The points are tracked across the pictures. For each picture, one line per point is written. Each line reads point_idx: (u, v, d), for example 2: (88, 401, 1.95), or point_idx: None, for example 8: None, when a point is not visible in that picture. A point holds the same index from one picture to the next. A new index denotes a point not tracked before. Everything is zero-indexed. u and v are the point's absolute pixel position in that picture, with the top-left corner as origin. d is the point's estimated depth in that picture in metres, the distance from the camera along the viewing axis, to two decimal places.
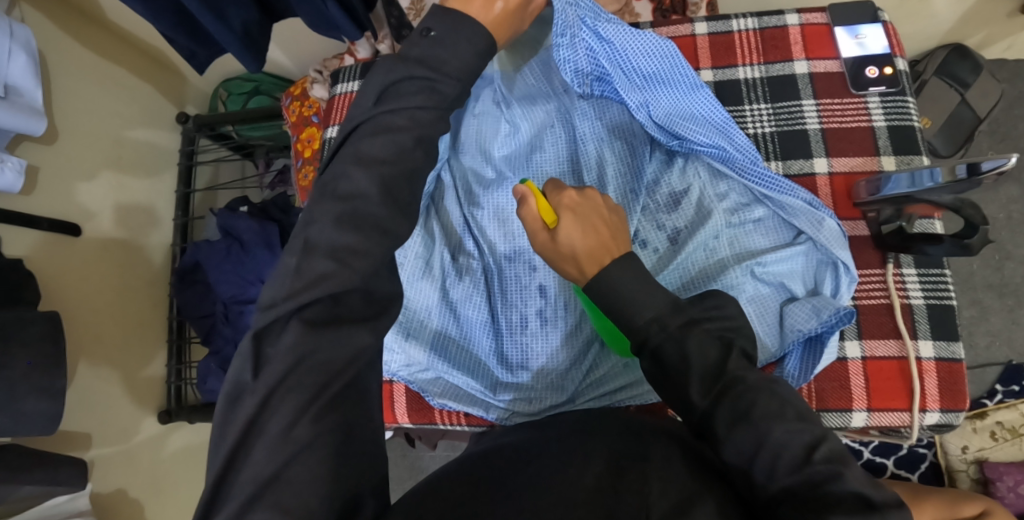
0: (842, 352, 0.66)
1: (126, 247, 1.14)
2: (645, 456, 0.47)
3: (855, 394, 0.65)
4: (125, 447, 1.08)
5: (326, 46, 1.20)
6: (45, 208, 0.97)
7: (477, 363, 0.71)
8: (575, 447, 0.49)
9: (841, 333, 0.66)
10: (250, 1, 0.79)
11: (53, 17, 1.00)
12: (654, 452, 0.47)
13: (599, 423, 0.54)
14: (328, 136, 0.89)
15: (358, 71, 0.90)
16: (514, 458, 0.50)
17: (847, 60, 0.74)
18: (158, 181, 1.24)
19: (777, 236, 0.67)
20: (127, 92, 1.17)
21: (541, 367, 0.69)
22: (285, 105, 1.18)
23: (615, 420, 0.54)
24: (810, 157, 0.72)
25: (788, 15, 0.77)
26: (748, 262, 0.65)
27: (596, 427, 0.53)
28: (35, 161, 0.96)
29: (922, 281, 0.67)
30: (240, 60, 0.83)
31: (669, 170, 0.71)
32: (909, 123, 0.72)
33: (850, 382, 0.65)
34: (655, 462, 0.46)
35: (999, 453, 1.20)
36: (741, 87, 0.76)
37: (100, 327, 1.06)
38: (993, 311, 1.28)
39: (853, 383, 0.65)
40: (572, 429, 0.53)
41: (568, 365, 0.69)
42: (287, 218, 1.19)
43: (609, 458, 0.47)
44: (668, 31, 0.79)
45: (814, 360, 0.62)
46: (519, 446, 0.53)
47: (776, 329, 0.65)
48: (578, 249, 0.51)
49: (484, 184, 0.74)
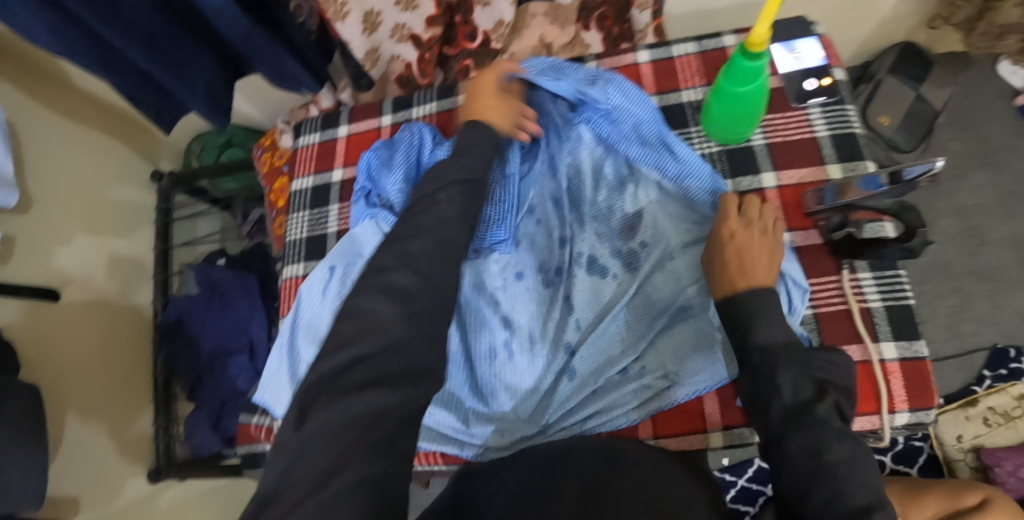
0: None
1: (107, 308, 1.14)
2: (613, 482, 0.53)
3: None
4: (114, 509, 1.08)
5: (293, 98, 1.23)
6: (20, 276, 0.97)
7: (452, 398, 0.71)
8: (545, 475, 0.55)
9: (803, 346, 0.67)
10: (213, 63, 0.81)
11: (22, 88, 1.02)
12: (624, 475, 0.53)
13: (562, 457, 0.57)
14: (294, 188, 0.89)
15: (319, 122, 0.92)
16: (486, 502, 0.55)
17: (785, 75, 0.77)
18: (136, 239, 1.25)
19: None
20: (100, 154, 1.19)
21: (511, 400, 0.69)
22: (256, 156, 1.19)
23: (579, 448, 0.58)
24: (758, 172, 0.74)
25: (726, 36, 0.80)
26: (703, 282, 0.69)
27: (566, 455, 0.57)
28: (11, 233, 0.97)
29: (878, 284, 0.68)
30: (206, 119, 0.85)
31: (619, 196, 0.74)
32: (851, 130, 0.74)
33: None
34: (624, 484, 0.52)
35: (994, 438, 1.20)
36: (686, 110, 0.78)
37: (84, 390, 1.06)
38: (975, 297, 1.29)
39: None
40: (552, 455, 0.58)
41: (539, 396, 0.69)
42: (266, 267, 1.22)
43: (583, 488, 0.52)
44: (612, 61, 0.82)
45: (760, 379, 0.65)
46: (504, 474, 0.58)
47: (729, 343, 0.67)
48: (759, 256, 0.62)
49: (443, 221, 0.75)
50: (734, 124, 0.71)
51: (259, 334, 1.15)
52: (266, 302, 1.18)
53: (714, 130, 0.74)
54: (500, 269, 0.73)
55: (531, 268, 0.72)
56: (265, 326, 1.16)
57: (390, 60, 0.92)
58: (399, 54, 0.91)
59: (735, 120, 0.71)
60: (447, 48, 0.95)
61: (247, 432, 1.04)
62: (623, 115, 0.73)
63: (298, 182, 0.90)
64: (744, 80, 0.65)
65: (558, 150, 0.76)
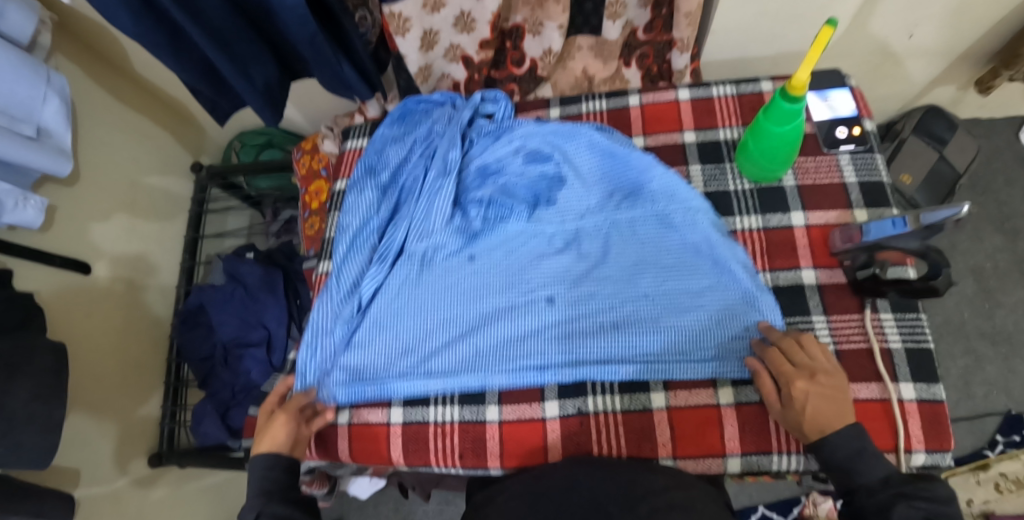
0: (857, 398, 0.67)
1: (132, 288, 1.17)
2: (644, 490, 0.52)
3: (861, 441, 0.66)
4: (112, 489, 1.06)
5: (339, 105, 1.28)
6: (58, 245, 1.01)
7: (486, 382, 0.71)
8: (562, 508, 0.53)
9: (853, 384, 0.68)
10: (272, 62, 0.86)
11: (85, 68, 1.08)
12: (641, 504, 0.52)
13: (579, 481, 0.57)
14: (338, 187, 0.92)
15: (368, 128, 0.94)
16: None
17: (819, 122, 0.79)
18: (169, 224, 1.29)
19: (662, 230, 0.74)
20: (148, 140, 1.24)
21: (520, 378, 0.71)
22: (295, 158, 1.24)
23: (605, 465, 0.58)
24: (787, 211, 0.76)
25: (763, 82, 0.83)
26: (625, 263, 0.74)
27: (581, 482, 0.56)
28: (56, 202, 1.01)
29: (899, 325, 0.69)
30: (260, 115, 0.90)
31: (528, 173, 0.78)
32: (878, 179, 0.76)
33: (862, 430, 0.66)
34: None
35: (1006, 505, 1.17)
36: (722, 146, 0.81)
37: (100, 365, 1.07)
38: (987, 360, 1.29)
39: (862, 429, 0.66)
40: (563, 483, 0.57)
41: (541, 361, 0.71)
42: (291, 265, 1.24)
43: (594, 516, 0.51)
44: (654, 97, 0.84)
45: (728, 331, 0.69)
46: (512, 502, 0.57)
47: (692, 313, 0.71)
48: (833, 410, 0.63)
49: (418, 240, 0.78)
50: (772, 163, 0.73)
51: (277, 329, 1.17)
52: (289, 300, 1.20)
53: (748, 168, 0.76)
54: (473, 272, 0.76)
55: (497, 271, 0.76)
56: (284, 322, 1.17)
57: (440, 77, 0.96)
58: (450, 72, 0.95)
59: (775, 158, 0.73)
60: (494, 71, 0.98)
61: (257, 424, 1.04)
62: (491, 166, 0.80)
63: (342, 182, 0.92)
64: (784, 120, 0.68)
65: (468, 180, 0.80)
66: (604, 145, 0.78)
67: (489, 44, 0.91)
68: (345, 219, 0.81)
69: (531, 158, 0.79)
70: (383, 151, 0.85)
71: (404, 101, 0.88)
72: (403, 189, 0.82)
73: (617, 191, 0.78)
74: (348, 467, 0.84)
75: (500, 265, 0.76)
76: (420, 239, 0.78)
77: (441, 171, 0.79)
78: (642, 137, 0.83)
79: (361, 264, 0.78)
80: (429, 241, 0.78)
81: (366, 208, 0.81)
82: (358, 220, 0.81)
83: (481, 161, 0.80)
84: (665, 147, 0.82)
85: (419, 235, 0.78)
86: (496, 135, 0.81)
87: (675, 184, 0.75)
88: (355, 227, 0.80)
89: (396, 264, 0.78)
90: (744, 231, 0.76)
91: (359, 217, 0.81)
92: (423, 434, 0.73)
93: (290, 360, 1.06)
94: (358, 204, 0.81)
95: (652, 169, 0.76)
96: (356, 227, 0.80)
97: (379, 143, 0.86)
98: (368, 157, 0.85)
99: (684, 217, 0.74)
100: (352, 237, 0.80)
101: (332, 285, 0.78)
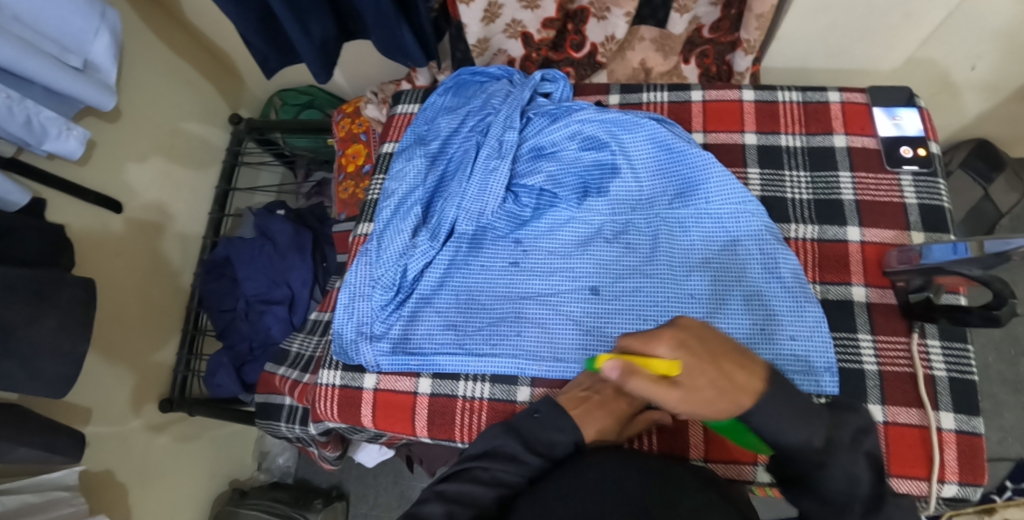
0: (937, 422, 0.65)
1: (159, 232, 1.17)
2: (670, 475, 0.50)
3: (946, 464, 0.64)
4: (121, 429, 1.06)
5: (385, 72, 1.27)
6: (92, 181, 1.01)
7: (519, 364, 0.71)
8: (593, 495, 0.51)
9: (934, 404, 0.66)
10: (331, 19, 0.85)
11: (137, 7, 1.08)
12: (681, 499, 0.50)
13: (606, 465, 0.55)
14: (384, 150, 0.91)
15: (420, 95, 0.93)
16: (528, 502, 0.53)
17: (883, 138, 0.78)
18: (202, 173, 1.28)
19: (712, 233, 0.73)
20: (191, 87, 1.23)
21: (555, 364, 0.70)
22: (335, 121, 1.23)
23: (643, 454, 0.57)
24: (844, 225, 0.74)
25: (830, 92, 0.81)
26: (672, 262, 0.73)
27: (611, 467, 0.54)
28: (95, 137, 1.01)
29: (946, 355, 0.68)
30: (312, 69, 0.88)
31: (584, 159, 0.76)
32: (939, 204, 0.74)
33: (942, 455, 0.65)
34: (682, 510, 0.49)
35: None
36: (783, 154, 0.79)
37: (122, 304, 1.07)
38: (1007, 406, 1.26)
39: (945, 454, 0.65)
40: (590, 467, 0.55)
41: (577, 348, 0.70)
42: (321, 228, 1.24)
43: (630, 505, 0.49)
44: (717, 95, 0.83)
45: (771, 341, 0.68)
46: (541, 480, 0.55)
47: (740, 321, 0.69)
48: (699, 408, 0.52)
49: (462, 213, 0.76)
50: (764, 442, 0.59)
51: (301, 290, 1.16)
52: (315, 261, 1.19)
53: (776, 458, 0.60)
54: (516, 253, 0.76)
55: (542, 255, 0.75)
56: (309, 283, 1.16)
57: (497, 52, 0.95)
58: (507, 49, 0.94)
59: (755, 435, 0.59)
60: (552, 52, 0.96)
61: (271, 382, 1.03)
62: (546, 147, 0.77)
63: (389, 146, 0.92)
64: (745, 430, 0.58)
65: (521, 158, 0.78)
66: (664, 139, 0.75)
67: (551, 24, 0.90)
68: (393, 186, 0.81)
69: (588, 144, 0.77)
70: (437, 120, 0.84)
71: (458, 71, 0.87)
72: (452, 160, 0.80)
73: (672, 187, 0.76)
74: (366, 433, 0.84)
75: (545, 250, 0.76)
76: (465, 213, 0.76)
77: (496, 148, 0.77)
78: (702, 134, 0.82)
79: (402, 232, 0.77)
80: (474, 217, 0.76)
81: (412, 175, 0.80)
82: (405, 189, 0.80)
83: (536, 141, 0.77)
84: (724, 147, 0.80)
85: (462, 210, 0.76)
86: (553, 116, 0.78)
87: (733, 189, 0.73)
88: (400, 196, 0.80)
89: (438, 236, 0.76)
90: (797, 240, 0.75)
91: (405, 186, 0.80)
92: (450, 407, 0.72)
93: (311, 320, 1.05)
94: (406, 173, 0.80)
95: (710, 170, 0.74)
96: (402, 196, 0.79)
97: (432, 112, 0.85)
98: (419, 126, 0.85)
99: (738, 223, 0.72)
100: (397, 206, 0.79)
101: (373, 251, 0.77)
